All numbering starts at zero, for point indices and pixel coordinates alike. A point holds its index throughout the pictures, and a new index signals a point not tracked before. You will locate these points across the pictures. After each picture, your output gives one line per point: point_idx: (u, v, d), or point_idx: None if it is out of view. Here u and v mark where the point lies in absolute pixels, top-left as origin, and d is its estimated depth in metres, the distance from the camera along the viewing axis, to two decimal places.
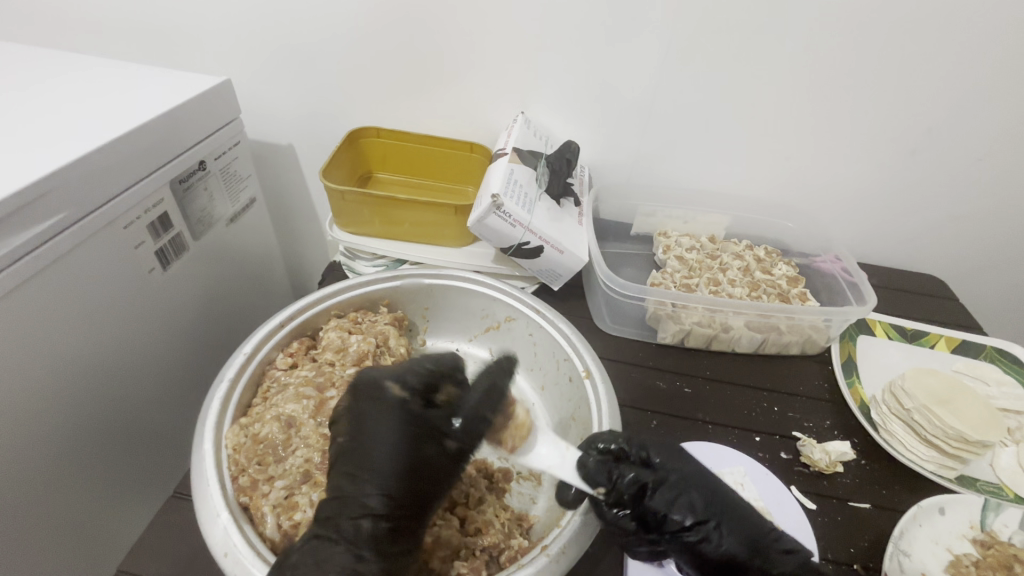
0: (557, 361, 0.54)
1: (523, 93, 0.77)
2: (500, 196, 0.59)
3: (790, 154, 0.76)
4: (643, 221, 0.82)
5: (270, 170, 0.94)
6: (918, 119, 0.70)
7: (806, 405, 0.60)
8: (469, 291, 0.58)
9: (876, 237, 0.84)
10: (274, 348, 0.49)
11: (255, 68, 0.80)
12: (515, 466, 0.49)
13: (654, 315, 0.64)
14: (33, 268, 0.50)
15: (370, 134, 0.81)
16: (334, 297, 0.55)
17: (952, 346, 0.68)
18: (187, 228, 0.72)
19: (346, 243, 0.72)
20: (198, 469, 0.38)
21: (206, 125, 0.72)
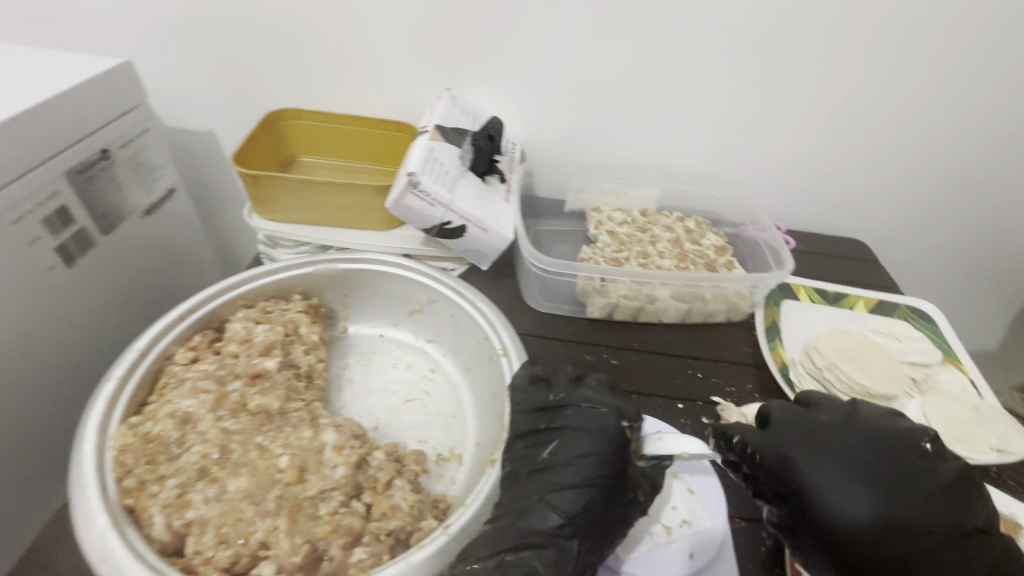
0: (478, 341, 0.54)
1: (448, 69, 0.75)
2: (416, 175, 0.57)
3: (718, 124, 0.77)
4: (576, 196, 0.81)
5: (190, 158, 0.89)
6: (836, 86, 0.72)
7: (729, 370, 0.62)
8: (388, 275, 0.57)
9: (802, 204, 0.86)
10: (174, 342, 0.47)
11: (163, 49, 0.75)
12: (434, 450, 0.49)
13: (582, 290, 0.63)
14: None
15: (291, 116, 0.78)
16: (242, 287, 0.53)
17: (870, 306, 0.71)
18: (93, 222, 0.67)
19: (265, 230, 0.69)
20: (77, 474, 0.36)
21: (106, 110, 0.67)
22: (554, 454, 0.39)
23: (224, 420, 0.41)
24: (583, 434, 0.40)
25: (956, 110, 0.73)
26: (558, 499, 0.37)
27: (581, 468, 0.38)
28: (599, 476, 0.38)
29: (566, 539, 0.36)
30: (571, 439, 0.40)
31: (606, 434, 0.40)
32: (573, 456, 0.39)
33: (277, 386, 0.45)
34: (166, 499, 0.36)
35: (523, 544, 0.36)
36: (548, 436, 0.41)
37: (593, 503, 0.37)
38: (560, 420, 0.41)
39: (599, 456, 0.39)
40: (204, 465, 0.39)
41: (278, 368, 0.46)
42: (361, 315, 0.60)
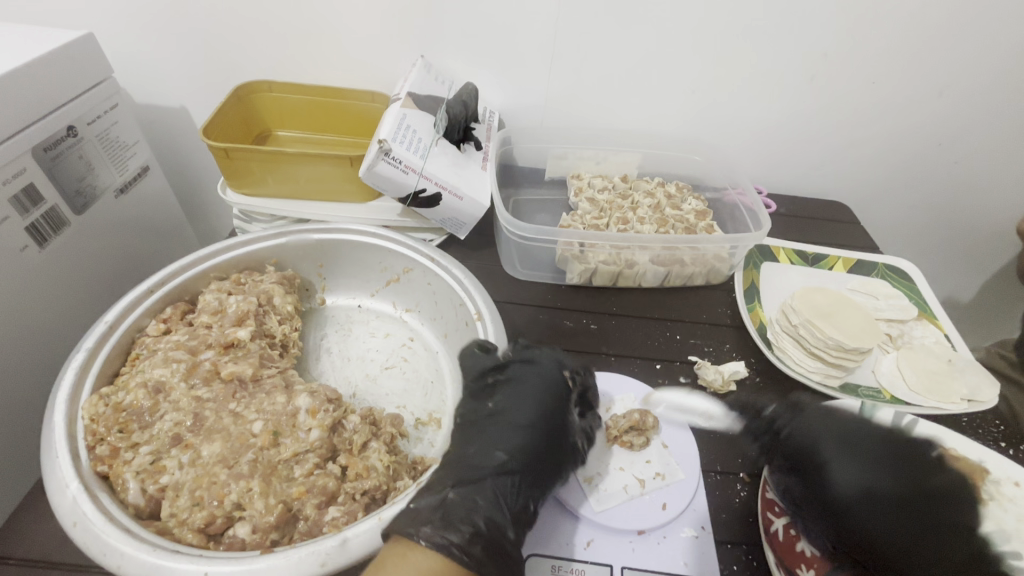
0: (454, 307, 0.54)
1: (421, 35, 0.73)
2: (387, 141, 0.57)
3: (697, 87, 0.76)
4: (556, 164, 0.80)
5: (162, 136, 0.87)
6: (817, 45, 0.70)
7: (708, 331, 0.62)
8: (363, 245, 0.57)
9: (783, 167, 0.85)
10: (145, 315, 0.47)
11: (126, 21, 0.73)
12: (413, 414, 0.50)
13: (561, 257, 0.63)
14: None
15: (262, 88, 0.76)
16: (212, 259, 0.52)
17: (848, 266, 0.71)
18: (64, 201, 0.66)
19: (240, 205, 0.68)
20: (48, 443, 0.36)
21: (70, 84, 0.65)
22: (500, 402, 0.44)
23: (197, 389, 0.42)
24: (525, 384, 0.45)
25: (939, 68, 0.72)
26: (501, 440, 0.41)
27: (524, 413, 0.43)
28: (539, 420, 0.43)
29: (508, 477, 0.39)
30: (514, 389, 0.44)
31: (545, 385, 0.45)
32: (517, 402, 0.44)
33: (250, 355, 0.45)
34: (139, 465, 0.37)
35: (466, 480, 0.38)
36: (495, 386, 0.45)
37: (530, 445, 0.41)
38: (506, 373, 0.46)
39: (538, 402, 0.44)
40: (178, 431, 0.40)
41: (251, 337, 0.46)
42: (338, 286, 0.60)
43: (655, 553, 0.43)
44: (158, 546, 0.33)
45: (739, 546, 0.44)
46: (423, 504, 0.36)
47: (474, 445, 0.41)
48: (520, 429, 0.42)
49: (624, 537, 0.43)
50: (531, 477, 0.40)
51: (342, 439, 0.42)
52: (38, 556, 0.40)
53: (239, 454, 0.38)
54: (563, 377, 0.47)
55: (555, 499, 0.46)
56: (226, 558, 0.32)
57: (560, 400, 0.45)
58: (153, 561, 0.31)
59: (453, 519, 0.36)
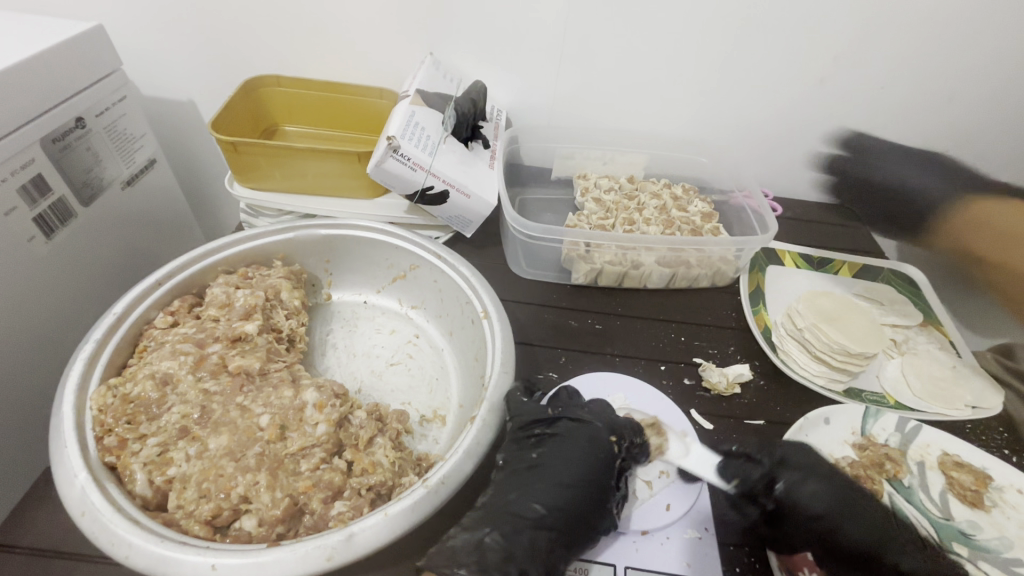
0: (460, 304, 0.54)
1: (430, 32, 0.73)
2: (396, 137, 0.57)
3: (706, 88, 0.76)
4: (563, 164, 0.80)
5: (169, 129, 0.88)
6: (825, 49, 0.70)
7: (713, 333, 0.62)
8: (371, 241, 0.57)
9: (789, 171, 0.85)
10: (153, 308, 0.47)
11: (135, 12, 0.73)
12: (418, 410, 0.50)
13: (567, 256, 0.63)
14: None
15: (270, 83, 0.76)
16: (220, 253, 0.52)
17: (854, 271, 0.71)
18: (72, 192, 0.66)
19: (247, 200, 0.68)
20: (57, 432, 0.36)
21: (80, 75, 0.65)
22: (546, 455, 0.42)
23: (204, 381, 0.42)
24: (573, 441, 0.43)
25: (948, 71, 0.71)
26: (543, 493, 0.39)
27: (572, 472, 0.41)
28: (584, 481, 0.40)
29: (545, 532, 0.38)
30: (563, 445, 0.42)
31: (594, 447, 0.42)
32: (562, 459, 0.41)
33: (257, 349, 0.46)
34: (147, 456, 0.37)
35: (510, 529, 0.37)
36: (541, 439, 0.43)
37: (573, 504, 0.39)
38: (556, 427, 0.44)
39: (587, 462, 0.41)
40: (185, 424, 0.40)
41: (258, 332, 0.47)
42: (345, 282, 0.60)
43: (658, 554, 0.43)
44: (166, 537, 0.33)
45: (741, 547, 0.44)
46: (461, 543, 0.36)
47: (513, 492, 0.39)
48: (562, 486, 0.40)
49: (627, 537, 0.43)
50: (568, 539, 0.39)
51: (350, 434, 0.42)
52: (45, 545, 0.40)
53: (246, 449, 0.38)
54: (613, 442, 0.44)
55: None
56: (234, 551, 0.32)
57: (610, 461, 0.42)
58: (160, 552, 0.32)
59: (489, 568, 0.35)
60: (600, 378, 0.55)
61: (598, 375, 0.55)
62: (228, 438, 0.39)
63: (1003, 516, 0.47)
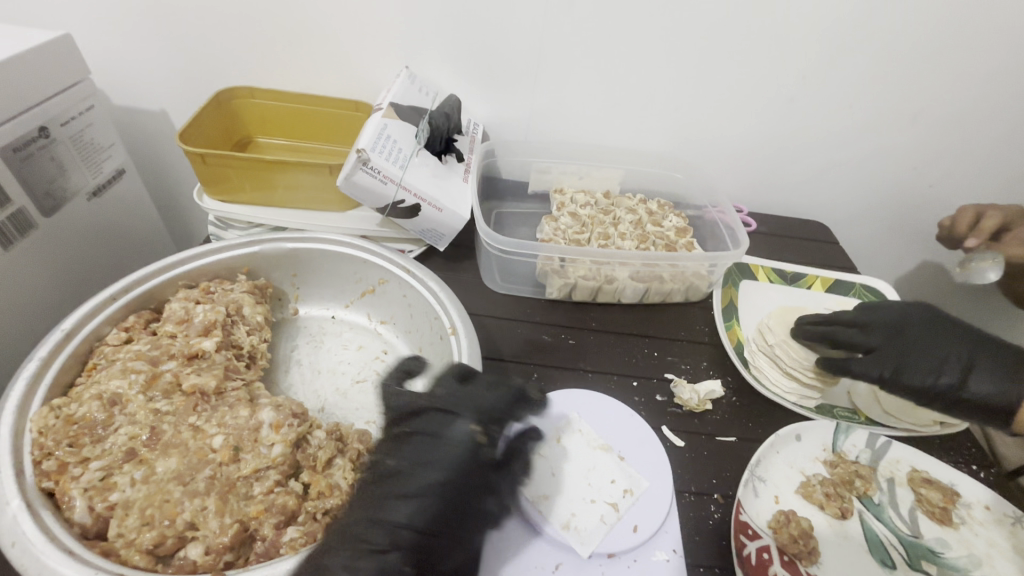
0: (430, 319, 0.53)
1: (405, 46, 0.73)
2: (366, 150, 0.56)
3: (679, 104, 0.77)
4: (539, 178, 0.79)
5: (140, 138, 0.86)
6: (793, 69, 0.72)
7: (685, 348, 0.62)
8: (339, 255, 0.56)
9: (763, 187, 0.86)
10: (106, 322, 0.45)
11: (104, 21, 0.72)
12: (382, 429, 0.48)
13: (541, 270, 0.63)
14: None
15: (244, 94, 0.75)
16: (181, 266, 0.51)
17: (826, 286, 0.72)
18: (32, 202, 0.65)
19: (216, 211, 0.66)
20: None
21: (41, 84, 0.64)
22: (399, 460, 0.39)
23: (156, 401, 0.41)
24: (431, 442, 0.40)
25: (912, 92, 0.73)
26: (390, 510, 0.36)
27: (427, 472, 0.38)
28: (435, 484, 0.38)
29: (396, 553, 0.35)
30: (421, 446, 0.40)
31: (451, 447, 0.40)
32: (415, 463, 0.39)
33: (214, 366, 0.44)
34: (88, 482, 0.35)
35: (368, 549, 0.34)
36: (399, 442, 0.41)
37: (436, 510, 0.37)
38: (419, 426, 0.41)
39: (448, 465, 0.39)
40: (133, 446, 0.38)
41: (216, 349, 0.45)
42: (312, 297, 0.59)
43: None
44: (101, 568, 0.31)
45: (711, 569, 0.43)
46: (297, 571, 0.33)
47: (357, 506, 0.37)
48: (408, 497, 0.37)
49: (593, 560, 0.42)
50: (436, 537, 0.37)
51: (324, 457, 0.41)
52: None
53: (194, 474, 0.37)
54: (473, 433, 0.41)
55: (522, 519, 0.44)
56: None
57: (468, 460, 0.39)
58: None
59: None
60: (567, 397, 0.53)
61: (565, 394, 0.53)
62: (176, 460, 0.37)
63: (970, 534, 0.47)
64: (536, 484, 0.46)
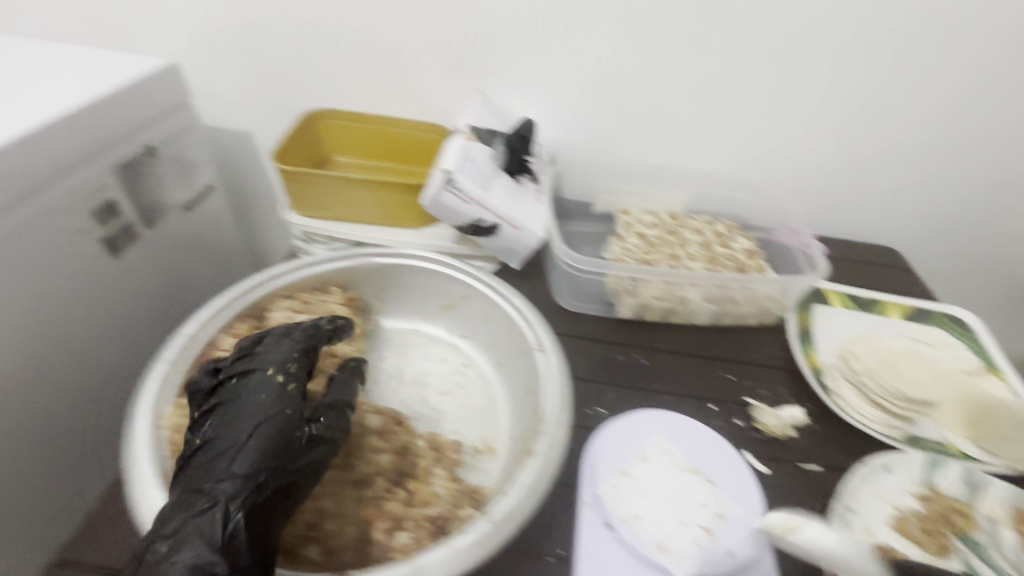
0: (511, 334, 0.55)
1: (479, 72, 0.77)
2: (453, 172, 0.59)
3: (745, 127, 0.77)
4: (604, 198, 0.80)
5: (225, 156, 0.92)
6: (860, 92, 0.72)
7: (760, 372, 0.61)
8: (424, 270, 0.59)
9: (832, 211, 0.85)
10: (221, 330, 0.49)
11: (206, 50, 0.78)
12: (469, 440, 0.50)
13: (612, 290, 0.64)
14: None
15: (327, 117, 0.80)
16: (283, 279, 0.54)
17: (905, 313, 0.70)
18: (137, 215, 0.70)
19: (301, 227, 0.70)
20: (132, 450, 0.38)
21: (151, 108, 0.70)
22: (212, 429, 0.38)
23: None
24: (246, 403, 0.39)
25: (985, 113, 0.72)
26: (218, 470, 0.35)
27: (233, 426, 0.37)
28: (250, 440, 0.36)
29: (210, 511, 0.34)
30: (229, 412, 0.38)
31: (263, 405, 0.38)
32: (222, 428, 0.38)
33: (320, 375, 0.47)
34: None
35: (189, 509, 0.34)
36: (215, 410, 0.39)
37: (260, 457, 0.36)
38: (239, 389, 0.40)
39: (256, 415, 0.38)
40: None
41: (320, 358, 0.48)
42: (395, 309, 0.61)
43: None
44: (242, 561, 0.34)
45: None
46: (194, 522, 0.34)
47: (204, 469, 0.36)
48: (219, 458, 0.36)
49: None
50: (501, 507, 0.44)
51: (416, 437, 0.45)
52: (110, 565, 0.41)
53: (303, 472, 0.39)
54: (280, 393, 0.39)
55: (612, 536, 0.44)
56: None
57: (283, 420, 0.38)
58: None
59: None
60: (652, 414, 0.52)
61: (652, 412, 0.52)
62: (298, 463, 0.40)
63: None
64: (622, 504, 0.45)
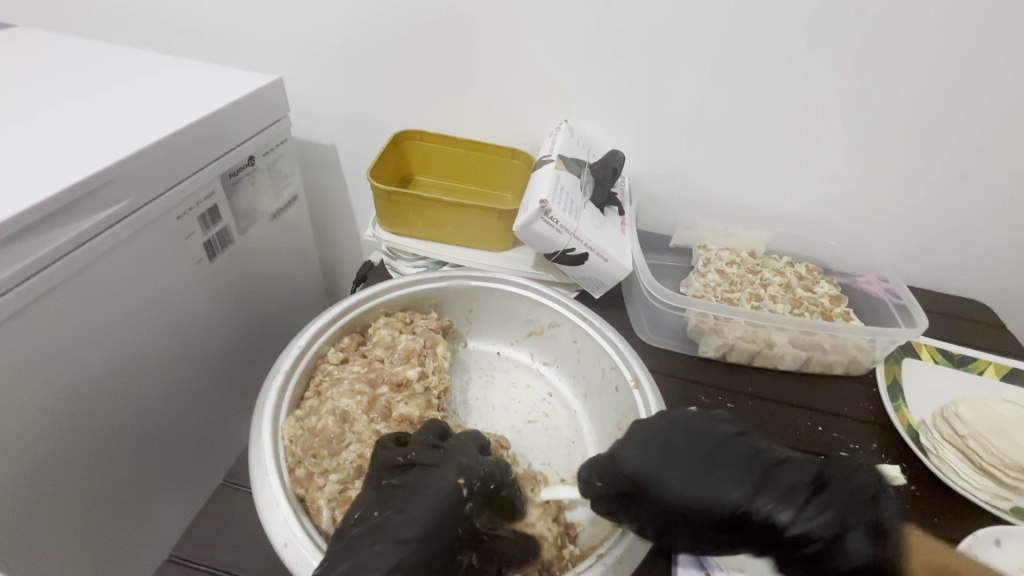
0: (602, 369, 0.55)
1: (568, 102, 0.78)
2: (549, 202, 0.59)
3: (835, 171, 0.76)
4: (684, 233, 0.81)
5: (309, 167, 0.95)
6: (966, 141, 0.70)
7: (851, 426, 0.59)
8: (515, 296, 0.60)
9: (917, 259, 0.83)
10: (326, 342, 0.51)
11: (306, 67, 0.82)
12: (560, 473, 0.52)
13: (695, 328, 0.63)
14: (84, 260, 0.52)
15: (415, 137, 0.82)
16: (383, 296, 0.56)
17: (1002, 373, 0.66)
18: (233, 222, 0.74)
19: (389, 243, 0.72)
20: (259, 459, 0.40)
21: (256, 122, 0.73)
22: (389, 511, 0.37)
23: (377, 423, 0.46)
24: (423, 495, 0.38)
25: None
26: (383, 555, 0.35)
27: (409, 513, 0.37)
28: (422, 533, 0.36)
29: None
30: (408, 495, 0.38)
31: (441, 501, 0.38)
32: (405, 513, 0.37)
33: (417, 396, 0.49)
34: (330, 493, 0.41)
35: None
36: (386, 490, 0.39)
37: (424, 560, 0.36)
38: (413, 473, 0.40)
39: (433, 508, 0.38)
40: (362, 464, 0.43)
41: (417, 378, 0.50)
42: (481, 332, 0.63)
43: None
44: None
45: None
46: None
47: (364, 547, 0.36)
48: (396, 546, 0.36)
49: None
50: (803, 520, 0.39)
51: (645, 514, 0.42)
52: (219, 564, 0.43)
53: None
54: (460, 488, 0.39)
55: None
56: None
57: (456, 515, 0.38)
58: None
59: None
60: None
61: None
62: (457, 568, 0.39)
63: None
64: (726, 556, 0.46)
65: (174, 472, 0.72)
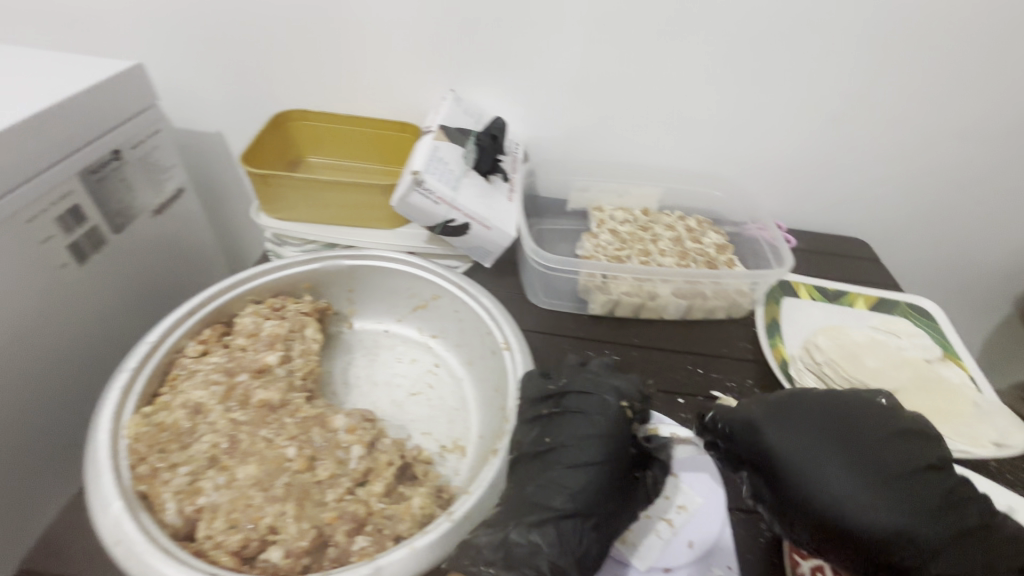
0: (480, 333, 0.57)
1: (452, 71, 0.76)
2: (420, 172, 0.59)
3: (718, 124, 0.78)
4: (578, 196, 0.82)
5: (195, 157, 0.90)
6: (833, 86, 0.73)
7: (730, 365, 0.63)
8: (393, 272, 0.60)
9: (799, 205, 0.87)
10: (185, 336, 0.51)
11: (172, 47, 0.77)
12: (438, 441, 0.53)
13: (583, 287, 0.64)
14: None
15: (298, 117, 0.79)
16: (248, 283, 0.56)
17: (870, 303, 0.71)
18: (105, 221, 0.69)
19: (272, 230, 0.70)
20: (94, 458, 0.40)
21: (115, 112, 0.68)
22: (556, 436, 0.43)
23: (233, 411, 0.46)
24: (584, 416, 0.43)
25: (952, 108, 0.74)
26: (562, 476, 0.40)
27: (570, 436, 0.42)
28: (599, 457, 0.41)
29: (569, 521, 0.39)
30: (574, 423, 0.43)
31: (603, 416, 0.43)
32: (569, 434, 0.42)
33: (278, 380, 0.49)
34: (178, 485, 0.40)
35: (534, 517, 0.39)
36: (550, 417, 0.45)
37: (592, 487, 0.40)
38: (569, 403, 0.45)
39: (601, 431, 0.42)
40: (214, 454, 0.43)
41: (279, 363, 0.50)
42: (366, 311, 0.63)
43: None
44: (196, 568, 0.36)
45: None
46: (485, 540, 0.38)
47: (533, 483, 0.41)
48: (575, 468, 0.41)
49: (651, 575, 0.44)
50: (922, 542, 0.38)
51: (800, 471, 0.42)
52: None
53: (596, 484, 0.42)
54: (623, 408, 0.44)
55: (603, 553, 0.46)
56: None
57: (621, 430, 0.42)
58: None
59: (516, 561, 0.37)
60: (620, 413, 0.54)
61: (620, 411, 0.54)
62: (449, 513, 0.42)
63: None
64: None
65: (51, 487, 0.67)
